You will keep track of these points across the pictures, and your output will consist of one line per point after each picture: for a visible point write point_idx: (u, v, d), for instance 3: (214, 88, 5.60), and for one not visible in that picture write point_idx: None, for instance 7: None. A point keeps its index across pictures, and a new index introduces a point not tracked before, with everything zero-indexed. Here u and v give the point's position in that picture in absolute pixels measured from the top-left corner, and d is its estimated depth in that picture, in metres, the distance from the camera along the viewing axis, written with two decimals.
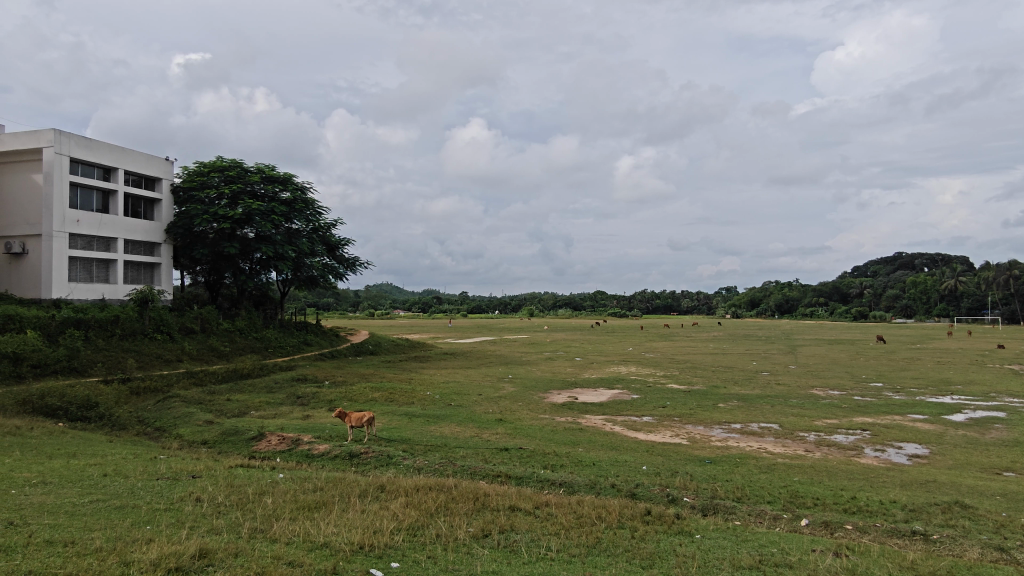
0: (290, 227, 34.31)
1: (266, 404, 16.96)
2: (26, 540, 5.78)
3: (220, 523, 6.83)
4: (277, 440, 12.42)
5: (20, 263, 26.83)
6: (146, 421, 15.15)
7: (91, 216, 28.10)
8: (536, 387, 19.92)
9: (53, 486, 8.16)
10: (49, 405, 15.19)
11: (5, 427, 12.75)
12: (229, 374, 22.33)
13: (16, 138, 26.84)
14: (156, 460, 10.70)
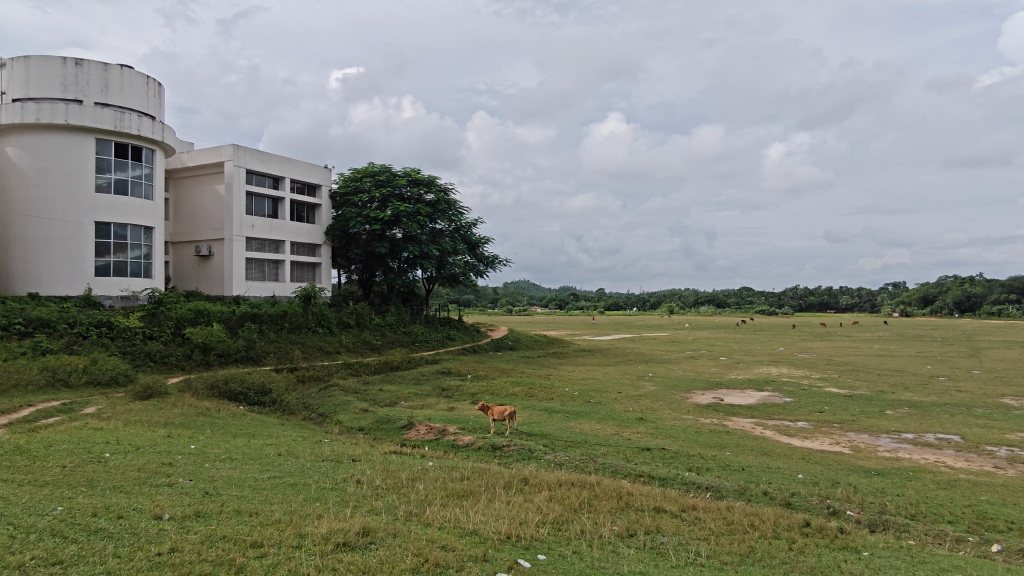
0: (434, 227, 36.02)
1: (414, 395, 17.91)
2: (220, 508, 6.53)
3: (379, 505, 7.31)
4: (425, 429, 13.07)
5: (208, 263, 30.45)
6: (311, 407, 16.57)
7: (264, 221, 31.23)
8: (678, 387, 19.35)
9: (238, 462, 9.18)
10: (232, 390, 17.09)
11: (198, 408, 14.54)
12: (381, 366, 23.86)
13: (203, 154, 30.47)
14: (320, 443, 11.67)
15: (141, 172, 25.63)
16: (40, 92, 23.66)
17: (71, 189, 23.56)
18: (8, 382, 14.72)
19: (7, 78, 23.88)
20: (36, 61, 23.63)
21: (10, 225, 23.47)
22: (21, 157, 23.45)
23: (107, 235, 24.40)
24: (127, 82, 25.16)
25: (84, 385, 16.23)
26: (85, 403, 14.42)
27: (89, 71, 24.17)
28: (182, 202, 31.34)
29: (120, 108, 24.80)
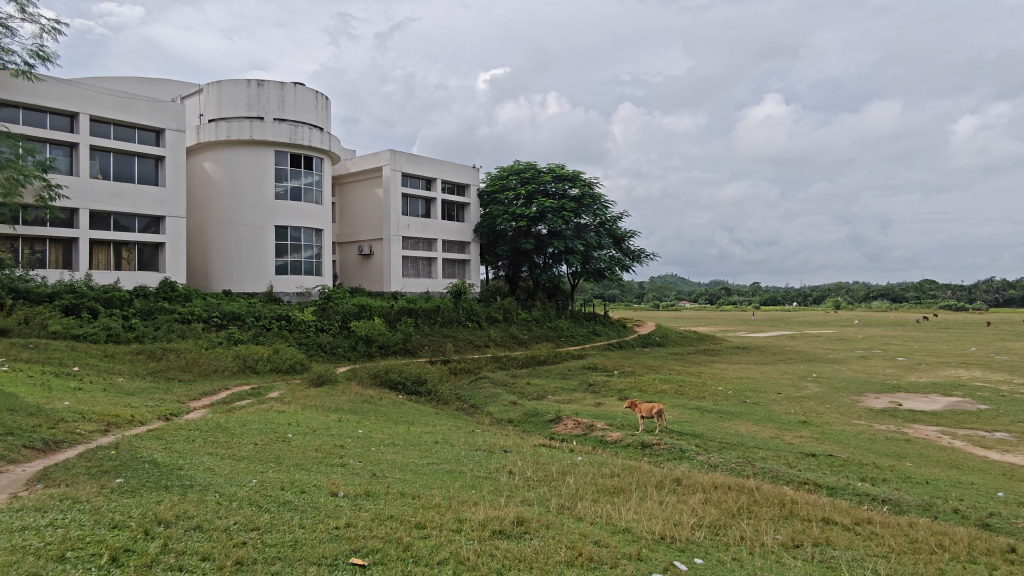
0: (578, 222, 36.01)
1: (561, 390, 18.05)
2: (387, 489, 7.00)
3: (532, 496, 7.45)
4: (573, 424, 13.13)
5: (369, 262, 32.81)
6: (463, 398, 17.28)
7: (418, 220, 33.04)
8: (847, 389, 17.77)
9: (400, 447, 9.79)
10: (392, 379, 18.28)
11: (364, 395, 15.74)
12: (528, 360, 24.33)
13: (365, 161, 32.83)
14: (473, 433, 12.12)
15: (312, 179, 28.12)
16: (230, 113, 26.71)
17: (255, 197, 26.45)
18: (209, 368, 16.87)
19: (204, 101, 27.23)
20: (226, 85, 26.68)
21: (208, 230, 26.87)
22: (216, 171, 26.72)
23: (284, 237, 27.10)
24: (300, 98, 27.65)
25: (268, 371, 18.17)
26: (270, 388, 16.14)
27: (268, 90, 26.86)
28: (347, 206, 34.01)
29: (294, 122, 27.34)
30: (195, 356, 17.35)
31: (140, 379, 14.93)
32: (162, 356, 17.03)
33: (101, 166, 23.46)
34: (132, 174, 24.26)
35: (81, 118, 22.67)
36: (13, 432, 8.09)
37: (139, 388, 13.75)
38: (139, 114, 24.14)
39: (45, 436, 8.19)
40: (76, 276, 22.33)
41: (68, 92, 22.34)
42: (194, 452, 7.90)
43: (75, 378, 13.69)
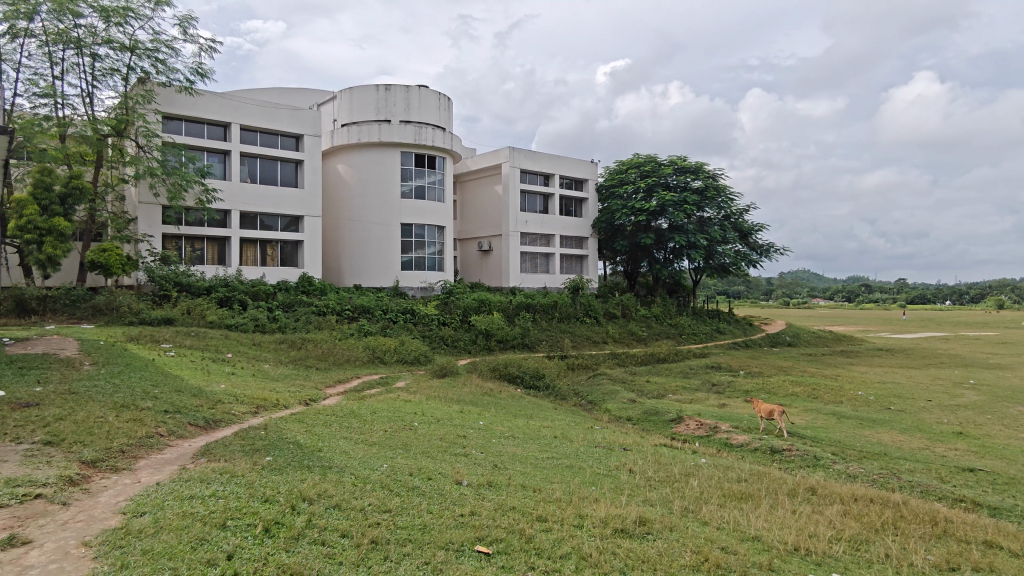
0: (702, 215, 34.71)
1: (683, 389, 17.50)
2: (509, 481, 7.12)
3: (654, 496, 7.29)
4: (696, 424, 12.73)
5: (488, 258, 33.56)
6: (581, 394, 17.25)
7: (537, 216, 33.34)
8: (1013, 399, 15.83)
9: (520, 440, 9.94)
10: (511, 373, 18.59)
11: (484, 388, 16.14)
12: (647, 358, 23.82)
13: (485, 159, 33.58)
14: (593, 429, 12.06)
15: (435, 178, 29.15)
16: (360, 117, 28.26)
17: (383, 197, 27.85)
18: (342, 357, 18.00)
19: (337, 107, 29.00)
20: (357, 91, 28.23)
21: (341, 229, 28.66)
22: (349, 173, 28.43)
23: (409, 234, 28.32)
24: (424, 99, 28.67)
25: (395, 362, 19.09)
26: (396, 377, 17.00)
27: (395, 94, 28.10)
28: (468, 203, 34.94)
29: (419, 123, 28.44)
30: (330, 347, 18.57)
31: (282, 366, 16.22)
32: (301, 346, 18.39)
33: (250, 171, 25.69)
34: (275, 177, 26.36)
35: (232, 128, 24.93)
36: (181, 410, 9.08)
37: (282, 374, 14.98)
38: (281, 121, 26.14)
39: (207, 415, 9.13)
40: (228, 271, 24.64)
41: (221, 104, 24.63)
42: (332, 435, 8.48)
43: (229, 364, 15.11)
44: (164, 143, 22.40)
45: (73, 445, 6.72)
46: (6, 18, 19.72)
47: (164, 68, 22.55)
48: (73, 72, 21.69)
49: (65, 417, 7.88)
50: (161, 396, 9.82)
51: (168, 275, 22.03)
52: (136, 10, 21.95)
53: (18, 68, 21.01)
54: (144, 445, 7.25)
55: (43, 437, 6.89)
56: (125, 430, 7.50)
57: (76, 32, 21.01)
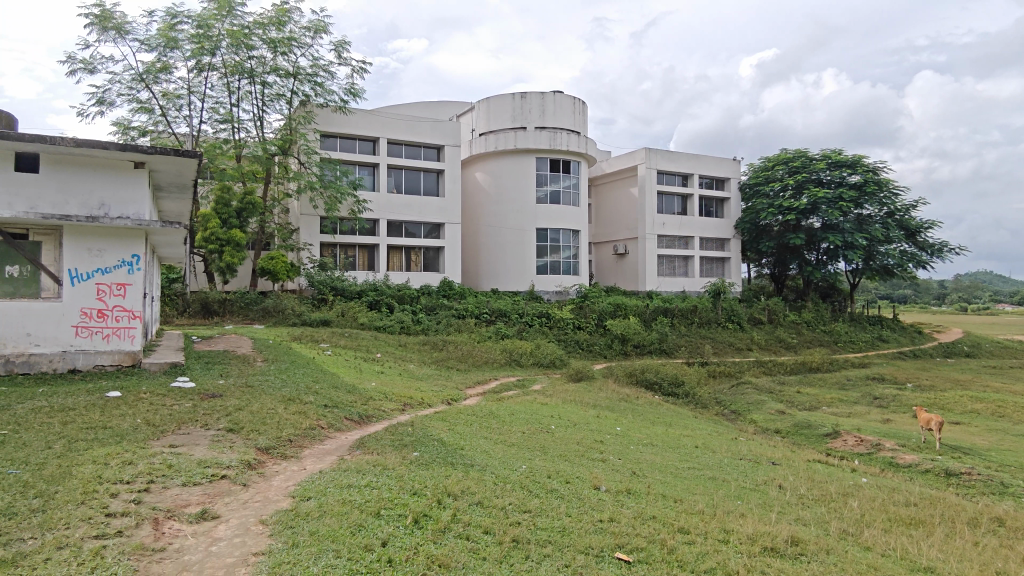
0: (860, 213, 31.93)
1: (839, 402, 16.16)
2: (648, 489, 6.97)
3: (807, 516, 6.80)
4: (854, 441, 11.72)
5: (625, 261, 33.11)
6: (723, 403, 16.50)
7: (674, 218, 32.44)
8: None
9: (659, 449, 9.69)
10: (648, 379, 18.16)
11: (621, 394, 15.93)
12: (798, 367, 22.29)
13: (621, 161, 33.19)
14: (737, 441, 11.49)
15: (570, 182, 29.24)
16: (498, 125, 29.08)
17: (519, 203, 28.43)
18: (481, 359, 18.58)
19: (476, 117, 30.04)
20: (494, 100, 29.09)
21: (480, 234, 29.64)
22: (487, 180, 29.35)
23: (545, 239, 28.64)
24: (559, 104, 28.86)
25: (531, 365, 19.38)
26: (533, 380, 17.23)
27: (531, 101, 28.57)
28: (603, 206, 34.76)
29: (554, 128, 28.68)
30: (470, 349, 19.23)
31: (426, 367, 17.03)
32: (443, 347, 19.22)
33: (396, 182, 27.32)
34: (419, 187, 27.81)
35: (381, 142, 26.65)
36: (338, 405, 9.84)
37: (426, 374, 15.75)
38: (424, 134, 27.51)
39: (360, 410, 9.83)
40: (377, 276, 26.34)
41: (371, 121, 26.43)
42: (473, 435, 8.76)
43: (378, 363, 16.14)
44: (321, 160, 24.45)
45: (250, 433, 7.51)
46: (193, 55, 22.52)
47: (322, 91, 24.59)
48: (247, 99, 24.28)
49: (243, 407, 8.85)
50: (321, 391, 10.72)
51: (326, 281, 24.01)
52: (299, 39, 24.16)
53: (203, 98, 23.91)
54: (308, 435, 7.94)
55: (226, 425, 7.77)
56: (292, 421, 8.27)
57: (249, 63, 23.51)
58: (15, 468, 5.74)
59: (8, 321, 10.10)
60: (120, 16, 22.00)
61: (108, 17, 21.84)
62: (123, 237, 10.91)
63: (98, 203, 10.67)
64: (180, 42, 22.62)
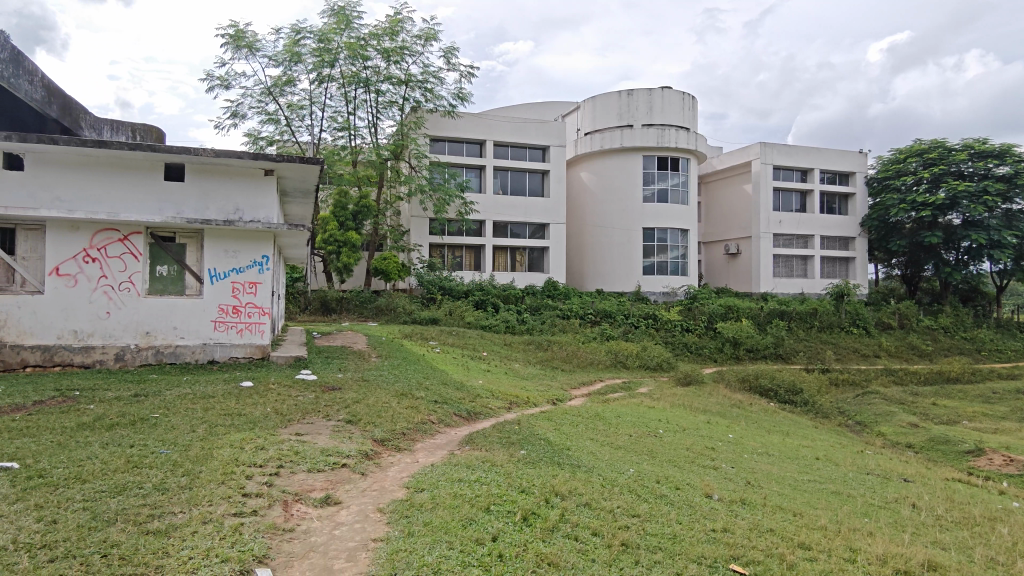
0: (1009, 208, 28.82)
1: (983, 416, 14.65)
2: (765, 501, 6.64)
3: (947, 539, 6.22)
4: (1001, 460, 10.59)
5: (737, 261, 31.79)
6: (847, 413, 15.42)
7: (792, 216, 30.76)
8: None
9: (776, 459, 9.22)
10: (763, 386, 17.32)
11: (733, 400, 15.29)
12: (933, 377, 20.43)
13: (733, 157, 31.90)
14: (863, 454, 10.70)
15: (679, 180, 28.43)
16: (604, 124, 28.82)
17: (625, 202, 28.03)
18: (586, 360, 18.46)
19: (582, 117, 29.94)
20: (600, 99, 28.88)
21: (585, 235, 29.50)
22: (593, 180, 29.16)
23: (652, 239, 28.05)
24: (667, 100, 28.12)
25: (637, 368, 19.02)
26: (639, 383, 16.90)
27: (638, 98, 28.09)
28: (713, 205, 33.55)
29: (662, 125, 27.99)
30: (575, 350, 19.18)
31: (531, 366, 17.18)
32: (548, 348, 19.29)
33: (502, 183, 27.74)
34: (524, 188, 28.10)
35: (488, 144, 27.17)
36: (447, 401, 10.14)
37: (532, 374, 15.86)
38: (530, 135, 27.73)
39: (468, 407, 10.07)
40: (483, 276, 26.89)
41: (478, 124, 27.01)
42: (579, 436, 8.72)
43: (484, 361, 16.46)
44: (431, 163, 25.31)
45: (367, 425, 7.90)
46: (315, 67, 23.97)
47: (432, 96, 25.42)
48: (362, 107, 25.54)
49: (360, 400, 9.33)
50: (432, 387, 11.09)
51: (434, 281, 24.81)
52: (410, 48, 25.11)
53: (323, 108, 25.40)
54: (420, 429, 8.24)
55: (345, 416, 8.22)
56: (404, 414, 8.61)
57: (365, 73, 24.71)
58: (165, 448, 6.38)
59: (158, 315, 11.22)
60: (251, 35, 23.84)
61: (241, 36, 23.72)
62: (254, 239, 11.82)
63: (233, 208, 11.61)
64: (303, 56, 24.15)
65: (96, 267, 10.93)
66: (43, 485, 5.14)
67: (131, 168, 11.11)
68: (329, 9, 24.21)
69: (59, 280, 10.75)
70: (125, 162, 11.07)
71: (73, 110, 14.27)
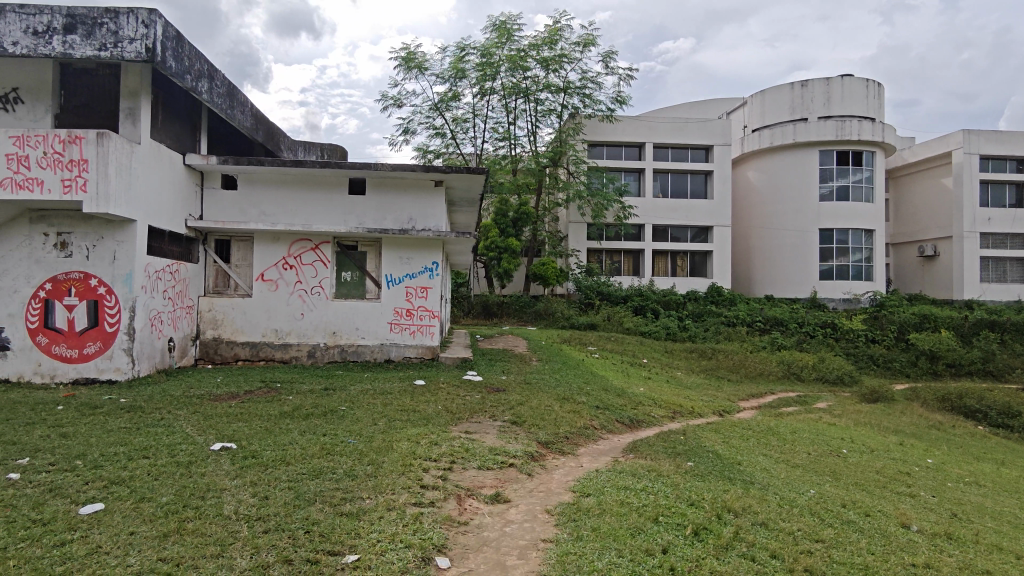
0: None
1: None
2: (977, 538, 5.81)
3: None
4: None
5: (934, 264, 28.27)
6: None
7: (1004, 212, 26.75)
8: None
9: (990, 491, 8.03)
10: (968, 406, 15.19)
11: (931, 420, 13.55)
12: None
13: (928, 147, 28.46)
14: None
15: (862, 175, 25.86)
16: (774, 119, 27.09)
17: (799, 202, 26.06)
18: (755, 371, 17.39)
19: (749, 113, 28.39)
20: (770, 94, 27.21)
21: (753, 237, 27.90)
22: (762, 179, 27.50)
23: (830, 241, 25.77)
24: (848, 89, 25.73)
25: (814, 380, 17.51)
26: (817, 397, 15.57)
27: (813, 89, 26.10)
28: (904, 202, 30.17)
29: (841, 117, 25.68)
30: (742, 359, 18.15)
31: (695, 375, 16.52)
32: (713, 356, 18.48)
33: (662, 186, 27.08)
34: (686, 190, 27.16)
35: (647, 147, 26.66)
36: (609, 407, 10.07)
37: (696, 383, 15.26)
38: (692, 135, 26.76)
39: (631, 414, 9.92)
40: (642, 281, 26.39)
41: (638, 127, 26.61)
42: (751, 450, 8.24)
43: (645, 369, 16.14)
44: (590, 169, 25.36)
45: (532, 427, 8.08)
46: (478, 81, 25.07)
47: (591, 102, 25.47)
48: (522, 117, 26.24)
49: (524, 402, 9.56)
50: (593, 393, 11.11)
51: (592, 286, 24.80)
52: (569, 55, 25.38)
53: (486, 119, 26.49)
54: (583, 434, 8.27)
55: (511, 417, 8.48)
56: (568, 419, 8.69)
57: (525, 83, 25.38)
58: (353, 438, 6.99)
59: (343, 317, 12.36)
60: (421, 55, 25.51)
61: (411, 58, 25.46)
62: (426, 246, 12.61)
63: (407, 218, 12.48)
64: (467, 71, 25.36)
65: (293, 274, 12.28)
66: (255, 464, 5.86)
67: (321, 183, 12.33)
68: (492, 25, 25.21)
69: (263, 285, 12.21)
70: (316, 178, 12.31)
71: (274, 133, 16.21)
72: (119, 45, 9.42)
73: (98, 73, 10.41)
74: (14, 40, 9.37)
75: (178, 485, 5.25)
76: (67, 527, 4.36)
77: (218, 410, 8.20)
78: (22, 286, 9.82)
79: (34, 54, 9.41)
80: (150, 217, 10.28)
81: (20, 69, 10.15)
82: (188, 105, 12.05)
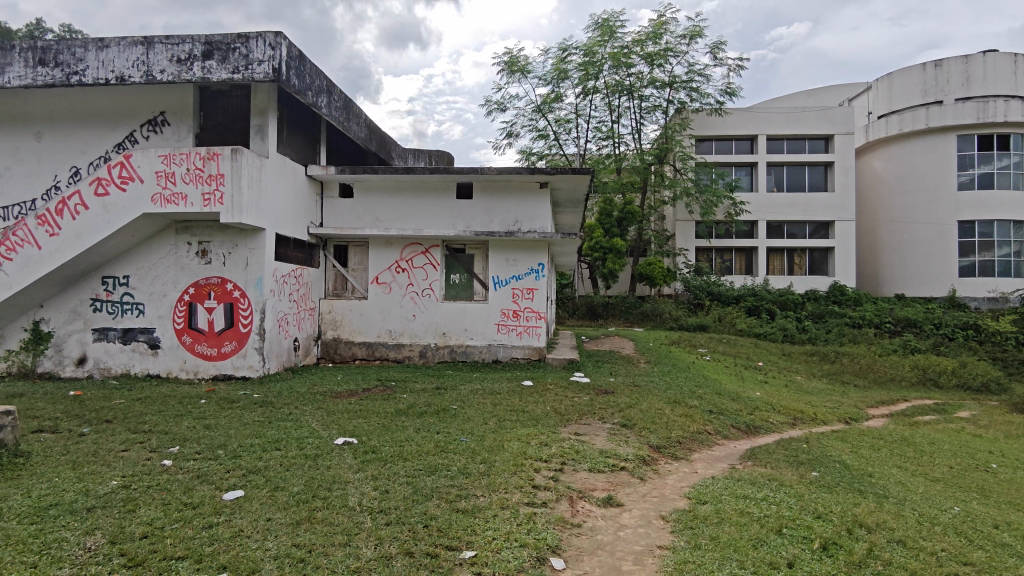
0: None
1: None
2: None
3: None
4: None
5: None
6: None
7: None
8: None
9: None
10: None
11: None
12: None
13: None
14: None
15: (1010, 161, 23.33)
16: (903, 104, 25.03)
17: (934, 192, 23.90)
18: (885, 375, 16.09)
19: (874, 99, 26.40)
20: (899, 76, 25.20)
21: (880, 231, 25.91)
22: (890, 168, 25.49)
23: (971, 234, 23.45)
24: (992, 66, 23.33)
25: (954, 387, 15.95)
26: (958, 406, 14.17)
27: (949, 69, 23.89)
28: None
29: (983, 97, 23.30)
30: (870, 363, 16.86)
31: (817, 380, 15.54)
32: (836, 359, 17.32)
33: (777, 180, 25.75)
34: (804, 183, 25.66)
35: (760, 139, 25.44)
36: (724, 412, 9.69)
37: (818, 388, 14.35)
38: (810, 125, 25.26)
39: (747, 420, 9.50)
40: (756, 280, 25.21)
41: (749, 119, 25.47)
42: (882, 462, 7.64)
43: (761, 372, 15.40)
44: (698, 165, 24.55)
45: (643, 430, 7.93)
46: (581, 81, 24.98)
47: (698, 95, 24.64)
48: (626, 114, 25.86)
49: (634, 405, 9.41)
50: (706, 397, 10.75)
51: (702, 285, 24.00)
52: (675, 48, 24.71)
53: (589, 119, 26.33)
54: (696, 439, 8.01)
55: (620, 420, 8.36)
56: (680, 423, 8.45)
57: (629, 80, 25.01)
58: (465, 437, 7.17)
59: (453, 318, 12.71)
60: (524, 59, 25.77)
61: (514, 62, 25.77)
62: (532, 248, 12.71)
63: (513, 220, 12.63)
64: (569, 72, 25.33)
65: (405, 276, 12.78)
66: (376, 459, 6.15)
67: (431, 189, 12.76)
68: (594, 23, 25.03)
69: (378, 287, 12.80)
70: (426, 184, 12.75)
71: (386, 143, 16.97)
72: (250, 67, 10.21)
73: (231, 95, 11.35)
74: (162, 68, 10.39)
75: (308, 476, 5.61)
76: (213, 510, 4.78)
77: (340, 407, 8.69)
78: (170, 291, 10.87)
79: (179, 80, 10.39)
80: (277, 226, 11.07)
81: (167, 94, 11.27)
82: (309, 119, 12.87)
